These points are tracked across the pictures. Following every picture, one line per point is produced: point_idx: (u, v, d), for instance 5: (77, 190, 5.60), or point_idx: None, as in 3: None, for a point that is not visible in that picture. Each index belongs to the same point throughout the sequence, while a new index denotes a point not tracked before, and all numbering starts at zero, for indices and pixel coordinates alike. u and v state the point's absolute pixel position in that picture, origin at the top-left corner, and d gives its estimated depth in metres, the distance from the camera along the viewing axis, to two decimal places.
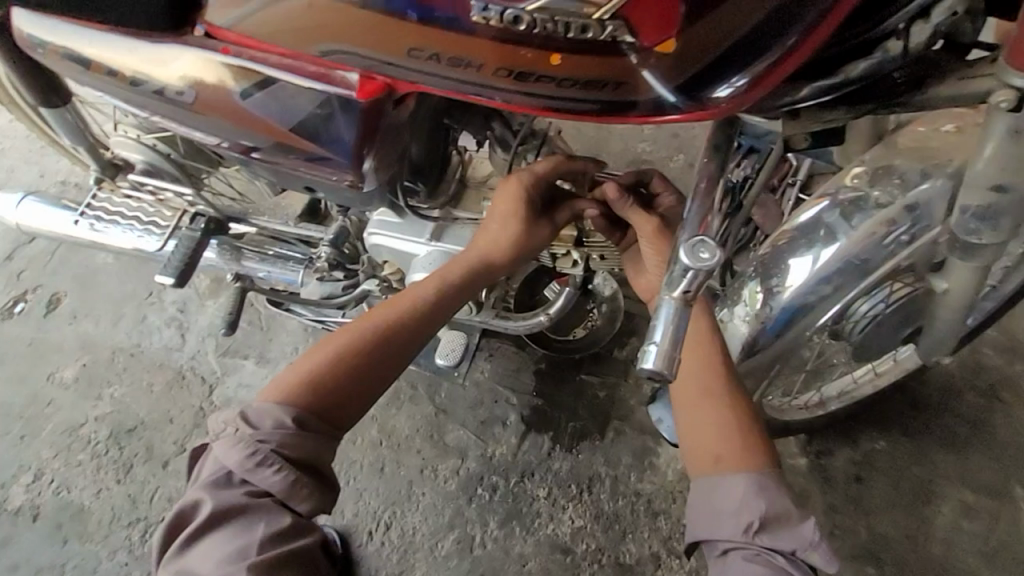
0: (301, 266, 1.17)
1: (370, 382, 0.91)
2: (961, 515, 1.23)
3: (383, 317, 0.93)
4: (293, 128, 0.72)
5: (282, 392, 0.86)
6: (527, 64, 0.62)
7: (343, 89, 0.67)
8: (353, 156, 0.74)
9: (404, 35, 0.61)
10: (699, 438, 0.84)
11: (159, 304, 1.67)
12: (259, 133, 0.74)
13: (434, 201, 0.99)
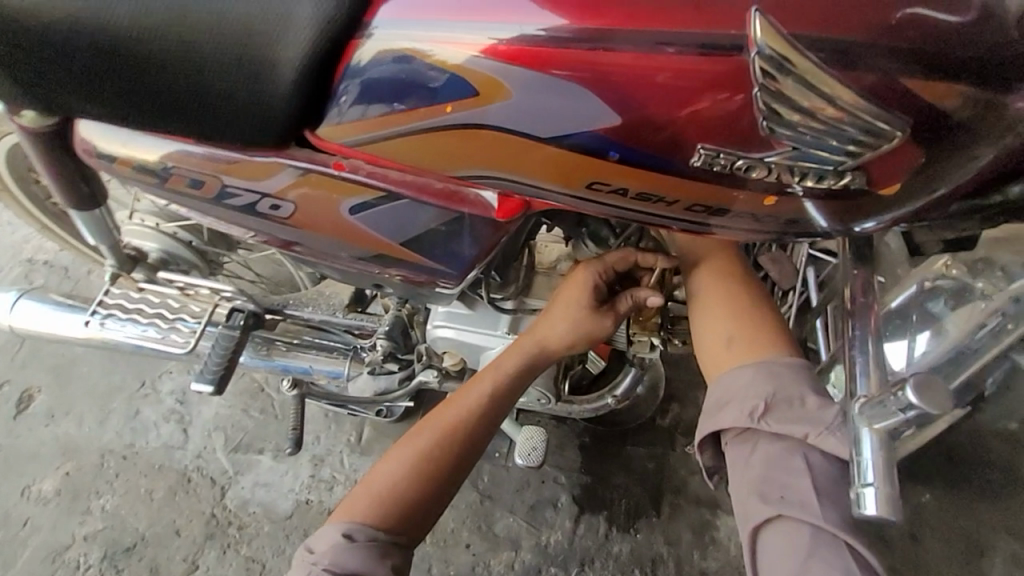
0: (346, 358, 1.10)
1: (435, 486, 0.82)
2: (1012, 566, 1.25)
3: (444, 418, 0.87)
4: (398, 239, 0.74)
5: (348, 513, 0.79)
6: (679, 196, 0.63)
7: (479, 209, 0.70)
8: (465, 266, 0.76)
9: (557, 169, 0.63)
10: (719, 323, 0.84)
11: (154, 396, 1.50)
12: (359, 244, 0.76)
13: (506, 290, 0.95)
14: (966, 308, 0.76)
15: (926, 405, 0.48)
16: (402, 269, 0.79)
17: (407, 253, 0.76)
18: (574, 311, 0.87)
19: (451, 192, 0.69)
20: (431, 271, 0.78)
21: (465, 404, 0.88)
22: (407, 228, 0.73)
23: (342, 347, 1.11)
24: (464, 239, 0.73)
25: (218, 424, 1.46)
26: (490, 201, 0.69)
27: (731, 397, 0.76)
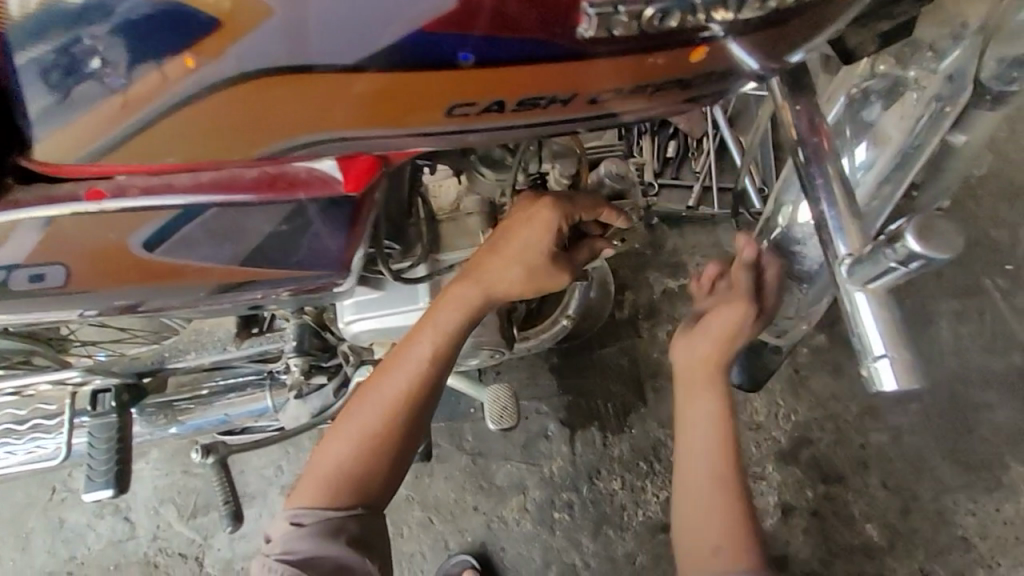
0: (264, 388, 0.94)
1: (389, 458, 0.78)
2: (958, 322, 1.33)
3: (386, 390, 0.77)
4: (230, 263, 0.58)
5: (301, 490, 0.76)
6: (558, 90, 0.49)
7: (323, 187, 0.54)
8: (336, 261, 0.62)
9: (392, 102, 0.47)
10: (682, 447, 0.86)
11: (75, 498, 1.29)
12: (184, 282, 0.60)
13: (412, 253, 0.79)
14: (899, 104, 0.73)
15: (936, 250, 0.37)
16: (255, 289, 0.64)
17: (250, 271, 0.60)
18: (521, 254, 0.73)
19: (274, 177, 0.52)
20: (293, 280, 0.63)
21: (410, 372, 0.77)
22: (232, 246, 0.57)
23: (254, 378, 0.95)
24: (319, 231, 0.58)
25: (163, 497, 1.28)
26: (334, 172, 0.53)
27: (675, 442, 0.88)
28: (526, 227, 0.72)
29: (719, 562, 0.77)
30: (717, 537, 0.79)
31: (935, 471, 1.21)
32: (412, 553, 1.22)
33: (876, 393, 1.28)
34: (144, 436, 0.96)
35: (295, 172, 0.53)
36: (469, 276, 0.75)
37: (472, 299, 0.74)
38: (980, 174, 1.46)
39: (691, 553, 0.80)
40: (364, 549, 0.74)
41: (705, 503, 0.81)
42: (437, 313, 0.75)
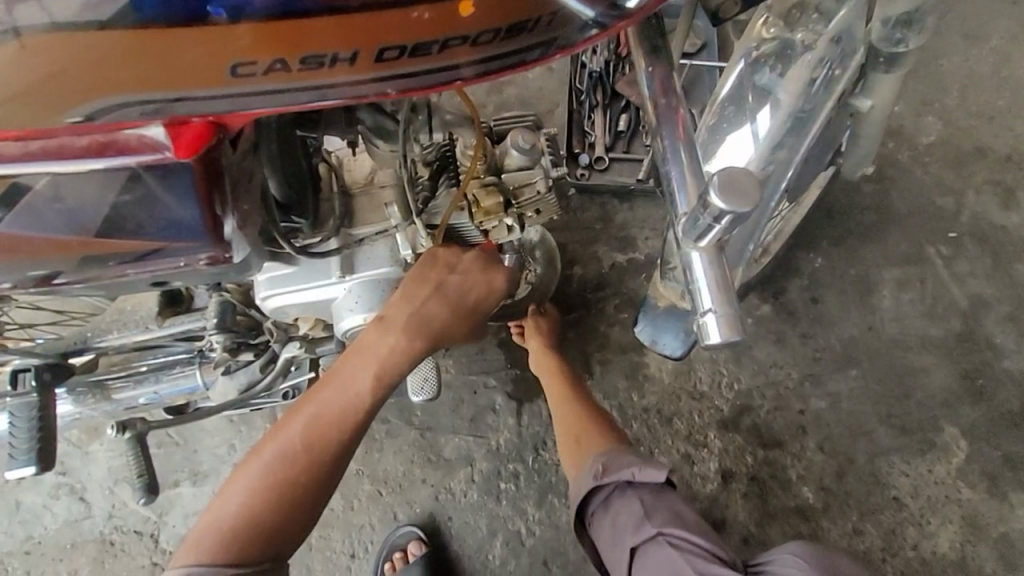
0: (194, 366, 0.94)
1: (302, 513, 0.75)
2: (899, 290, 1.35)
3: (305, 432, 0.76)
4: (91, 233, 0.58)
5: (201, 547, 0.72)
6: (338, 46, 0.47)
7: (153, 154, 0.51)
8: (203, 231, 0.59)
9: (161, 63, 0.45)
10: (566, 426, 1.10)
11: (31, 479, 1.31)
12: (54, 258, 0.60)
13: (323, 229, 0.78)
14: (794, 68, 0.72)
15: (739, 204, 0.38)
16: (136, 264, 0.63)
17: (115, 242, 0.60)
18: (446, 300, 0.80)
19: (103, 144, 0.50)
20: (167, 253, 0.61)
21: (342, 419, 0.77)
22: (84, 216, 0.56)
23: (184, 356, 0.94)
24: (166, 200, 0.55)
25: (117, 477, 1.30)
26: (162, 139, 0.50)
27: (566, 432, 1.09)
28: (462, 285, 0.81)
29: (591, 441, 1.04)
30: (582, 426, 1.08)
31: (871, 434, 1.25)
32: (362, 525, 1.25)
33: (817, 361, 1.30)
34: (74, 415, 0.96)
35: (125, 140, 0.50)
36: (408, 324, 0.78)
37: (412, 348, 0.78)
38: (929, 142, 1.46)
39: (567, 449, 1.08)
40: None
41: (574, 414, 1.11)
42: (378, 359, 0.77)
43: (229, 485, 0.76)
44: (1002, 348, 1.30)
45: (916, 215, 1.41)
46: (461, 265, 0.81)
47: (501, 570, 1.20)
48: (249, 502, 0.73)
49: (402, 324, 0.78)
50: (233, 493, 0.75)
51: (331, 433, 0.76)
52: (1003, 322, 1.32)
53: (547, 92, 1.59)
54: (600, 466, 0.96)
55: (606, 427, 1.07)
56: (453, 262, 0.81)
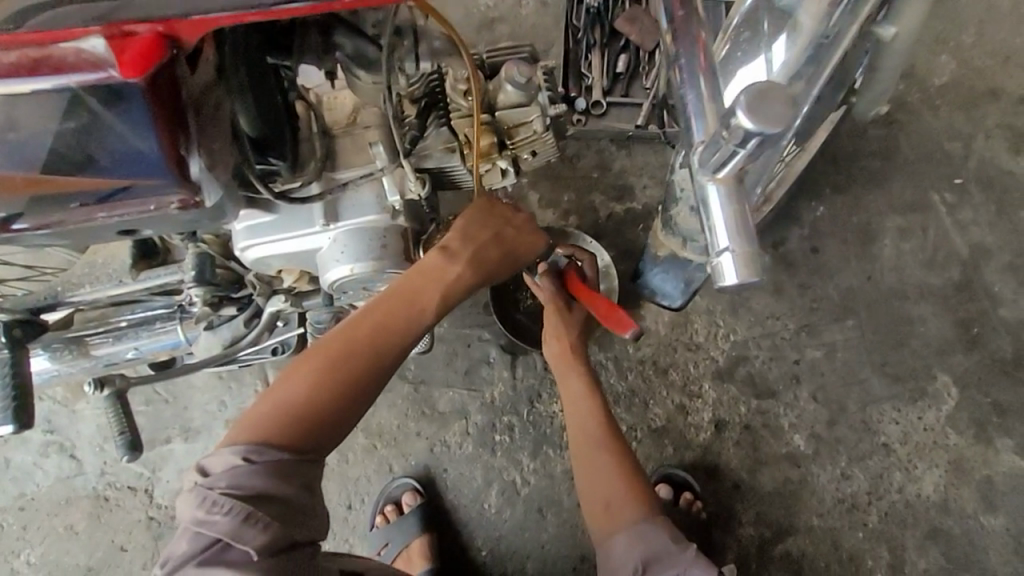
0: (175, 322, 0.90)
1: (348, 418, 0.76)
2: (900, 240, 1.32)
3: (360, 338, 0.77)
4: (45, 168, 0.53)
5: (261, 426, 0.72)
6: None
7: (95, 72, 0.47)
8: (166, 166, 0.53)
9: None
10: (597, 480, 0.93)
11: (17, 438, 1.29)
12: (5, 199, 0.55)
13: (305, 171, 0.73)
14: None
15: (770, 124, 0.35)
16: (102, 207, 0.57)
17: (80, 180, 0.55)
18: (502, 235, 0.83)
19: (35, 62, 0.47)
20: (137, 191, 0.56)
21: (399, 335, 0.78)
22: (32, 150, 0.52)
23: (165, 311, 0.91)
24: (122, 129, 0.51)
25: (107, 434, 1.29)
26: (103, 54, 0.47)
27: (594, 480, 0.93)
28: (517, 232, 0.84)
29: (621, 513, 0.89)
30: (614, 488, 0.91)
31: (863, 382, 1.26)
32: (358, 477, 1.25)
33: (814, 311, 1.29)
34: (51, 372, 0.93)
35: (61, 56, 0.47)
36: (470, 254, 0.80)
37: (470, 281, 0.81)
38: (940, 83, 1.39)
39: (594, 513, 0.91)
40: (312, 495, 0.72)
41: (602, 468, 0.93)
42: (439, 282, 0.78)
43: (290, 374, 0.76)
44: (999, 296, 1.29)
45: (922, 162, 1.36)
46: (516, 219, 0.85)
47: (496, 519, 1.21)
48: (312, 393, 0.74)
49: (462, 251, 0.80)
50: (298, 383, 0.75)
51: (390, 344, 0.78)
52: (1002, 270, 1.31)
53: (541, 30, 1.50)
54: (639, 564, 0.84)
55: (641, 492, 0.91)
56: (510, 215, 0.84)
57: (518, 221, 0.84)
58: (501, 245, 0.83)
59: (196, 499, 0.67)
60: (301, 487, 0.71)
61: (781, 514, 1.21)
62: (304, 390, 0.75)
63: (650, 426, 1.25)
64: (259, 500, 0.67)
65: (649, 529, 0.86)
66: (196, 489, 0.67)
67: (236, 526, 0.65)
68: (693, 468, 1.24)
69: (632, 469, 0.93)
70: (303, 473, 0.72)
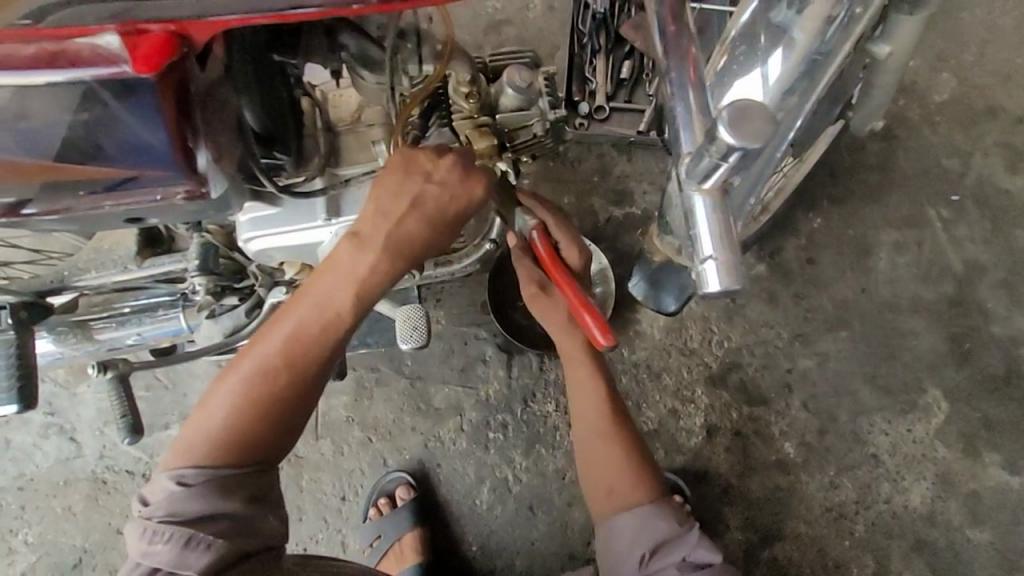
0: (177, 309, 0.93)
1: (284, 427, 0.72)
2: (896, 253, 1.34)
3: (280, 339, 0.70)
4: (54, 155, 0.54)
5: (187, 451, 0.69)
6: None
7: (110, 66, 0.47)
8: (177, 159, 0.54)
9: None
10: (597, 473, 0.89)
11: (18, 419, 1.31)
12: (15, 183, 0.56)
13: (308, 167, 0.75)
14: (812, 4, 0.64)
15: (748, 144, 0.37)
16: (108, 195, 0.59)
17: (87, 168, 0.56)
18: (425, 199, 0.71)
19: (53, 55, 0.46)
20: (144, 181, 0.57)
21: (324, 337, 0.71)
22: (45, 139, 0.52)
23: (167, 299, 0.93)
24: (133, 122, 0.51)
25: (107, 418, 1.31)
26: (118, 50, 0.46)
27: (597, 476, 0.89)
28: (442, 185, 0.71)
29: (626, 498, 0.86)
30: (619, 475, 0.87)
31: (854, 392, 1.27)
32: (353, 469, 1.27)
33: (808, 321, 1.31)
34: (57, 355, 0.95)
35: (76, 50, 0.46)
36: (387, 238, 0.71)
37: (395, 265, 0.71)
38: (941, 100, 1.41)
39: (598, 501, 0.88)
40: (263, 505, 0.71)
41: (608, 460, 0.88)
42: (358, 276, 0.71)
43: (211, 396, 0.71)
44: (991, 313, 1.31)
45: (919, 177, 1.38)
46: (439, 169, 0.71)
47: (487, 515, 1.23)
48: (231, 413, 0.69)
49: (381, 227, 0.70)
50: (218, 406, 0.70)
51: (315, 349, 0.71)
52: (995, 287, 1.32)
53: (548, 35, 1.51)
54: (646, 550, 0.82)
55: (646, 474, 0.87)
56: (430, 166, 0.71)
57: (439, 172, 0.71)
58: (426, 213, 0.71)
59: (139, 532, 0.67)
60: (244, 502, 0.69)
61: (769, 521, 1.22)
62: (226, 408, 0.70)
63: (642, 428, 1.27)
64: (197, 525, 0.66)
65: (654, 515, 0.84)
66: (137, 520, 0.67)
67: (178, 553, 0.65)
68: (683, 472, 1.25)
69: (636, 451, 0.89)
70: (248, 486, 0.70)
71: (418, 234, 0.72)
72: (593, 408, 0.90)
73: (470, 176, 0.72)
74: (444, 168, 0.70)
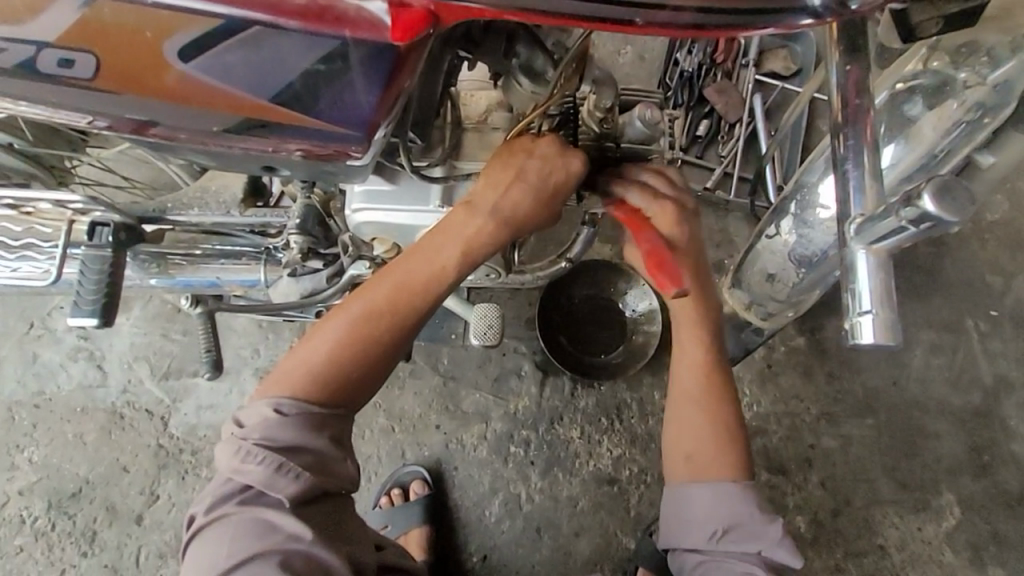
0: (259, 261, 0.94)
1: (371, 369, 0.78)
2: (930, 354, 1.37)
3: (382, 292, 0.77)
4: (238, 91, 0.55)
5: (284, 382, 0.75)
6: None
7: (368, 31, 0.49)
8: (367, 123, 0.57)
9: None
10: (680, 439, 0.87)
11: (50, 337, 1.31)
12: (181, 107, 0.57)
13: (431, 154, 0.79)
14: (940, 107, 0.71)
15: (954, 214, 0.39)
16: (252, 136, 0.59)
17: (288, 113, 0.56)
18: (528, 180, 0.76)
19: (322, 9, 0.49)
20: (310, 134, 0.58)
21: (424, 291, 0.78)
22: (239, 76, 0.54)
23: (251, 250, 0.94)
24: (354, 83, 0.53)
25: (138, 354, 1.31)
26: (381, 15, 0.48)
27: (683, 437, 0.87)
28: (543, 169, 0.76)
29: (706, 471, 0.84)
30: (706, 444, 0.85)
31: (872, 480, 1.29)
32: (370, 455, 1.26)
33: (837, 401, 1.33)
34: (134, 281, 0.97)
35: (343, 9, 0.49)
36: (493, 209, 0.76)
37: (497, 234, 0.77)
38: (993, 219, 1.47)
39: (675, 467, 0.87)
40: (343, 447, 0.76)
41: (694, 430, 0.86)
42: (463, 238, 0.77)
43: (312, 335, 0.78)
44: (1013, 430, 1.34)
45: (962, 286, 1.43)
46: (540, 149, 0.76)
47: (494, 528, 1.23)
48: (331, 353, 0.76)
49: (487, 204, 0.76)
50: (318, 344, 0.76)
51: (414, 301, 0.78)
52: (1021, 406, 1.35)
53: (634, 81, 1.59)
54: (717, 527, 0.81)
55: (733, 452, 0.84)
56: (531, 148, 0.76)
57: (541, 151, 0.75)
58: (529, 187, 0.76)
59: (235, 450, 0.72)
60: (329, 441, 0.74)
61: None
62: (326, 349, 0.76)
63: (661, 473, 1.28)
64: (287, 452, 0.71)
65: (734, 496, 0.81)
66: (232, 438, 0.73)
67: (269, 476, 0.70)
68: None
69: (731, 432, 0.86)
70: (331, 427, 0.75)
71: (517, 212, 0.77)
72: (696, 377, 0.88)
73: (571, 153, 0.76)
74: (546, 146, 0.75)
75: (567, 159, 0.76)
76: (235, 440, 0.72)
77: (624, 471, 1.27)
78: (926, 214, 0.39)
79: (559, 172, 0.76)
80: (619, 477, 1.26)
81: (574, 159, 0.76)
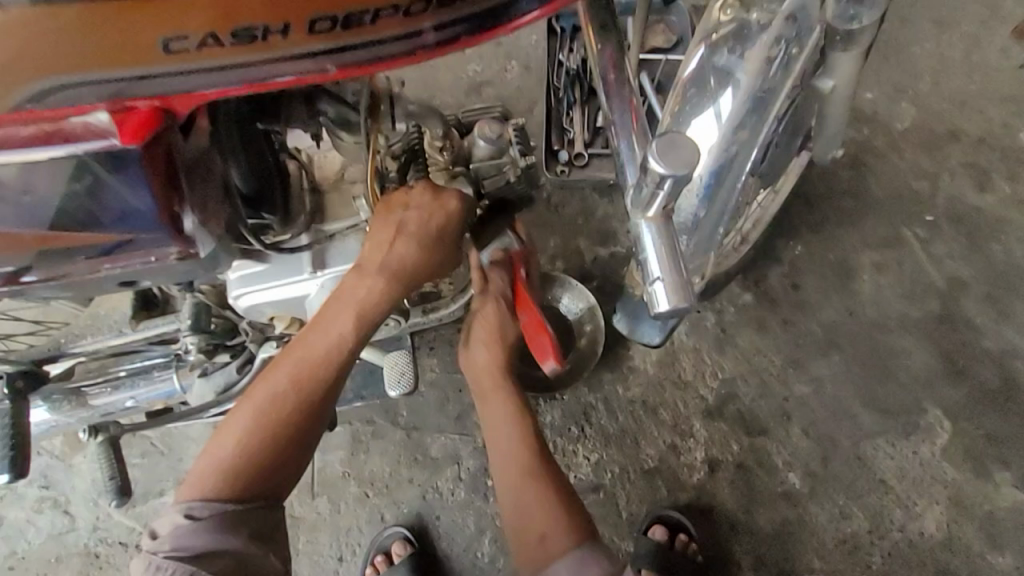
0: (171, 370, 0.94)
1: (290, 453, 0.76)
2: (878, 275, 1.36)
3: (286, 373, 0.77)
4: (53, 225, 0.59)
5: (197, 484, 0.73)
6: (267, 18, 0.47)
7: (100, 140, 0.52)
8: (166, 219, 0.60)
9: (79, 43, 0.45)
10: (521, 516, 0.92)
11: (12, 494, 1.29)
12: (12, 254, 0.61)
13: (294, 225, 0.79)
14: (752, 48, 0.73)
15: (676, 166, 0.48)
16: (106, 258, 0.64)
17: (84, 235, 0.61)
18: (406, 230, 0.77)
19: (51, 132, 0.51)
20: (138, 244, 0.62)
21: (328, 362, 0.78)
22: (43, 209, 0.57)
23: (162, 360, 0.94)
24: (122, 191, 0.56)
25: (100, 489, 1.28)
26: (107, 125, 0.51)
27: (522, 511, 0.92)
28: (420, 217, 0.77)
29: (551, 543, 0.88)
30: (540, 512, 0.91)
31: (854, 417, 1.26)
32: (350, 527, 1.24)
33: (799, 346, 1.31)
34: (49, 424, 0.94)
35: (71, 129, 0.51)
36: (382, 267, 0.78)
37: (390, 291, 0.78)
38: (903, 127, 1.46)
39: (524, 545, 0.90)
40: (263, 543, 0.73)
41: (530, 503, 0.92)
42: (357, 302, 0.78)
43: (224, 428, 0.76)
44: (981, 328, 1.31)
45: (892, 200, 1.41)
46: (414, 199, 0.77)
47: (489, 567, 1.20)
48: (243, 444, 0.74)
49: (375, 264, 0.78)
50: (229, 437, 0.75)
51: (321, 374, 0.77)
52: (981, 302, 1.33)
53: (525, 90, 1.61)
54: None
55: (571, 519, 0.90)
56: (406, 198, 0.77)
57: (417, 201, 0.77)
58: (412, 237, 0.77)
59: (144, 567, 0.67)
60: (250, 539, 0.71)
61: (781, 558, 1.19)
62: (238, 441, 0.75)
63: (642, 467, 1.25)
64: (201, 561, 0.67)
65: (581, 555, 0.86)
66: (142, 555, 0.68)
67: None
68: (688, 510, 1.23)
69: (564, 500, 0.93)
70: (251, 525, 0.73)
71: (403, 263, 0.78)
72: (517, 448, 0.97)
73: (445, 195, 0.78)
74: (419, 194, 0.76)
75: (442, 202, 0.78)
76: (146, 557, 0.68)
77: (606, 474, 1.25)
78: (663, 172, 0.48)
79: (436, 216, 0.78)
80: (602, 481, 1.24)
81: (450, 195, 0.78)
